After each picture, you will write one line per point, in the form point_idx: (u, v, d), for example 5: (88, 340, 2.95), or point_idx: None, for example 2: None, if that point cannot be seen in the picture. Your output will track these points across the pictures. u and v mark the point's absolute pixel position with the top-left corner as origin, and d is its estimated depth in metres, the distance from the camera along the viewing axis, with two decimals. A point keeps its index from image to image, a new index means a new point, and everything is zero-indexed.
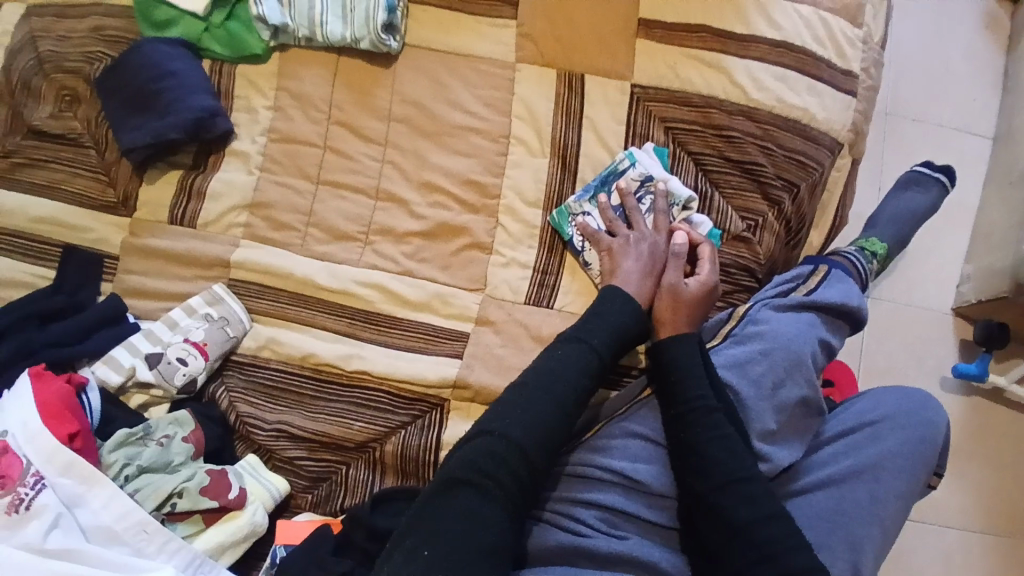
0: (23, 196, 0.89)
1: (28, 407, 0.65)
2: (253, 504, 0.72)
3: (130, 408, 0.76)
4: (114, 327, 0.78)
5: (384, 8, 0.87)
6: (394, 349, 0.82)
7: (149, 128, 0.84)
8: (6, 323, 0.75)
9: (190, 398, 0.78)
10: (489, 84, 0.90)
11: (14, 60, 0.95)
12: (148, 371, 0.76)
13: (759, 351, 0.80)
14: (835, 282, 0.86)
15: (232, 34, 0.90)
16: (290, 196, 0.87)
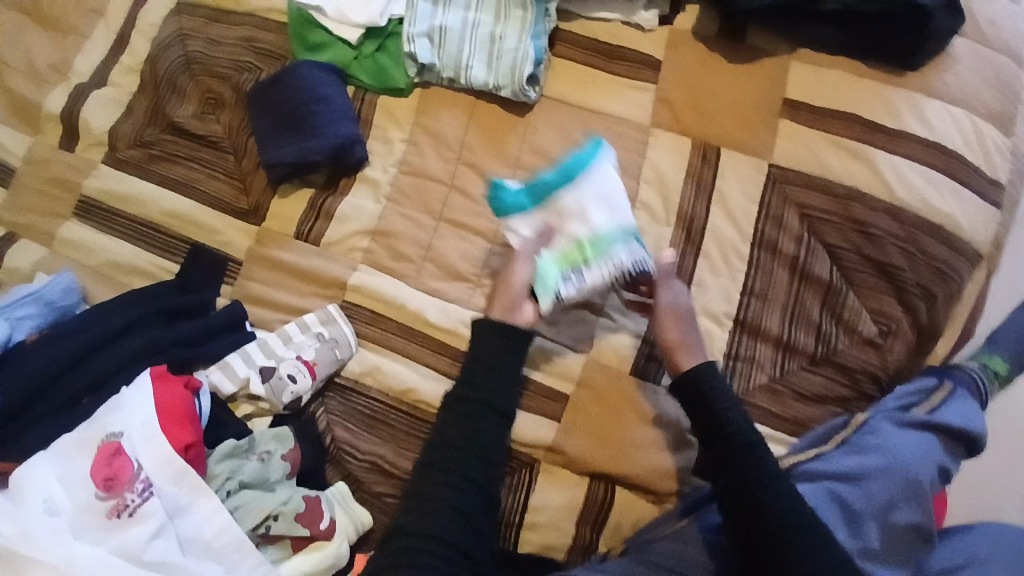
0: (159, 188, 0.93)
1: (149, 410, 0.67)
2: (339, 537, 0.72)
3: (237, 416, 0.78)
4: (235, 333, 0.81)
5: (533, 61, 0.88)
6: None
7: (295, 147, 0.87)
8: (143, 315, 0.79)
9: (293, 415, 0.79)
10: (622, 144, 0.90)
11: (162, 54, 1.00)
12: (261, 384, 0.77)
13: (877, 465, 0.77)
14: (958, 407, 0.83)
15: (380, 67, 0.92)
16: (412, 229, 0.88)
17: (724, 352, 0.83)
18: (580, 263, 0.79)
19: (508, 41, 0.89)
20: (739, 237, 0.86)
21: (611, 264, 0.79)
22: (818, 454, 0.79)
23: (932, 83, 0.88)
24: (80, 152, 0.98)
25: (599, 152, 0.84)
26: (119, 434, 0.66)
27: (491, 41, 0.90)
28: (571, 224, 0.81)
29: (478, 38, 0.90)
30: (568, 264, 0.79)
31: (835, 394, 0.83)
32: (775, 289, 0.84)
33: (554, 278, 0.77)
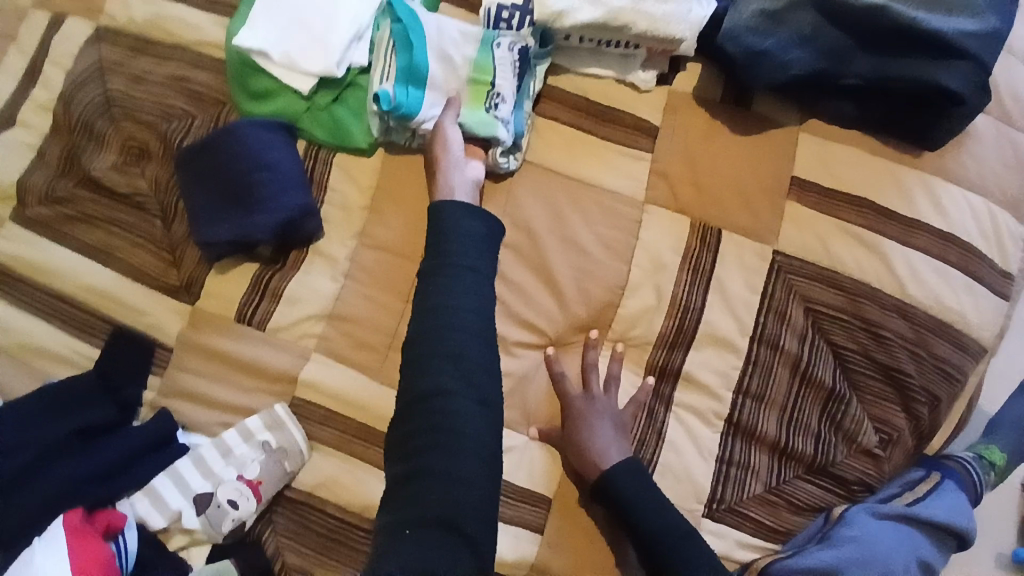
0: (76, 256, 0.80)
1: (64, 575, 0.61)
2: None
3: (169, 551, 0.69)
4: (164, 450, 0.72)
5: (511, 131, 0.79)
6: None
7: (234, 222, 0.77)
8: (44, 437, 0.69)
9: (236, 541, 0.70)
10: (613, 221, 0.81)
11: (78, 91, 0.86)
12: (195, 517, 0.69)
13: (852, 557, 0.71)
14: (945, 498, 0.79)
15: (403, 107, 0.77)
16: (376, 313, 0.78)
17: (716, 455, 0.76)
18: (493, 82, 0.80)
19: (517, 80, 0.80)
20: (738, 332, 0.78)
21: (510, 58, 0.80)
22: (795, 552, 0.73)
23: (948, 166, 0.82)
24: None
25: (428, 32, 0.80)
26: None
27: (498, 78, 0.80)
28: (449, 54, 0.80)
29: (487, 74, 0.80)
30: (483, 99, 0.80)
31: (829, 504, 0.77)
32: (773, 391, 0.77)
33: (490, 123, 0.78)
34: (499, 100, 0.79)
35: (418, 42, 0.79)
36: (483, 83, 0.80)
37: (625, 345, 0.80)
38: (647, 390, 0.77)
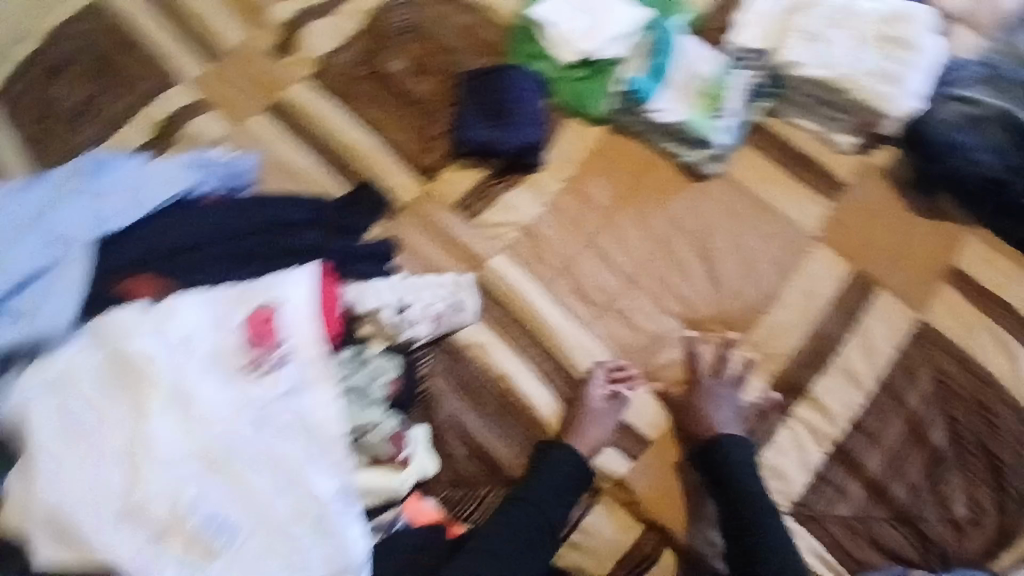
0: (353, 121, 1.01)
1: (307, 294, 0.73)
2: (407, 475, 0.79)
3: (354, 333, 0.84)
4: (364, 273, 0.87)
5: (725, 139, 0.91)
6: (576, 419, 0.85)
7: (489, 133, 0.95)
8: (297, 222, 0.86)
9: (401, 351, 0.86)
10: (785, 245, 0.90)
11: (390, 13, 1.08)
12: (391, 314, 0.85)
13: None
14: None
15: (640, 92, 0.93)
16: (561, 241, 0.93)
17: (813, 471, 0.81)
18: (722, 99, 0.93)
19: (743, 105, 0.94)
20: (869, 373, 0.85)
21: (741, 89, 0.94)
22: None
23: None
24: (296, 62, 1.07)
25: (687, 45, 0.96)
26: (274, 300, 0.72)
27: (730, 97, 0.93)
28: (695, 66, 0.94)
29: (721, 90, 0.93)
30: (709, 110, 0.92)
31: (906, 555, 0.79)
32: (884, 433, 0.82)
33: (709, 128, 0.91)
34: (723, 113, 0.92)
35: (669, 52, 0.95)
36: (716, 96, 0.93)
37: (761, 350, 0.86)
38: (769, 393, 0.84)
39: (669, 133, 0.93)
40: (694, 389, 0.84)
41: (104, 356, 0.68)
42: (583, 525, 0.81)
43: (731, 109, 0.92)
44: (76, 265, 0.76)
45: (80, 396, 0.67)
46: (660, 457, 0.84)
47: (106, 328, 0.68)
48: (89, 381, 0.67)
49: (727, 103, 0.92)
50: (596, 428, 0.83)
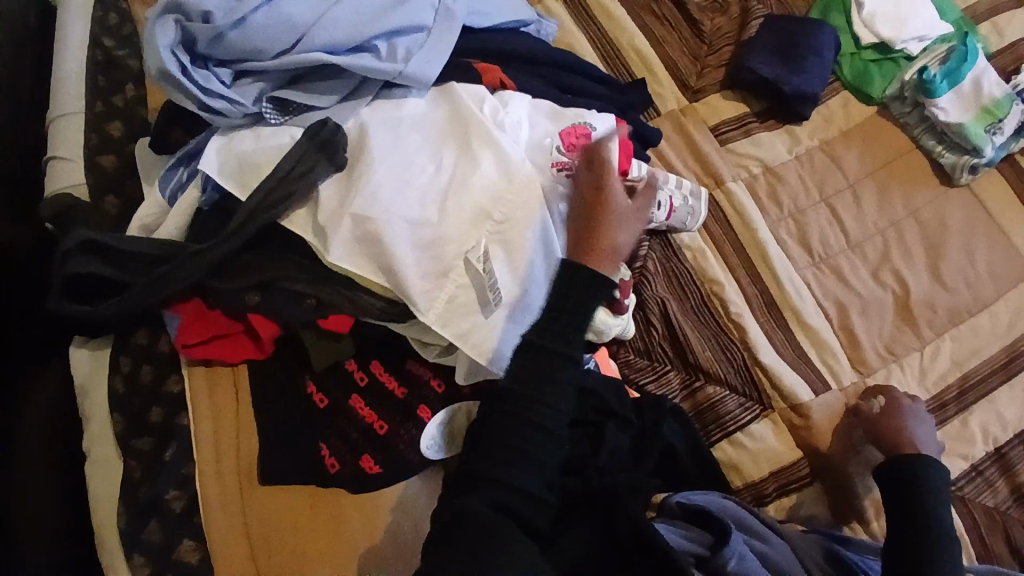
0: (639, 30, 1.09)
1: (612, 134, 0.85)
2: (620, 322, 0.87)
3: None
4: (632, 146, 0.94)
5: (989, 154, 0.98)
6: (768, 339, 0.92)
7: (776, 69, 1.01)
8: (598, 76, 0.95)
9: None
10: (1005, 265, 0.96)
11: None
12: None
13: None
14: None
15: (933, 85, 0.99)
16: (799, 188, 1.00)
17: (972, 460, 0.87)
18: (1001, 118, 0.99)
19: (1014, 131, 1.00)
20: None
21: (1019, 116, 1.00)
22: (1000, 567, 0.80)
23: None
24: None
25: (984, 62, 1.01)
26: (586, 125, 0.85)
27: (1007, 119, 0.99)
28: (986, 82, 1.00)
29: (1000, 110, 0.99)
30: (986, 123, 0.99)
31: None
32: None
33: (984, 137, 0.97)
34: (997, 131, 0.98)
35: (972, 61, 1.01)
36: (994, 113, 0.99)
37: (956, 344, 0.93)
38: (952, 384, 0.90)
39: (932, 131, 1.01)
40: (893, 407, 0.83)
41: (448, 116, 0.80)
42: (746, 428, 0.88)
43: (1005, 129, 0.99)
44: (448, 41, 0.81)
45: (419, 135, 0.78)
46: (830, 404, 0.89)
47: (457, 94, 0.81)
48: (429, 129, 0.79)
49: (1004, 122, 0.99)
50: (619, 239, 0.79)
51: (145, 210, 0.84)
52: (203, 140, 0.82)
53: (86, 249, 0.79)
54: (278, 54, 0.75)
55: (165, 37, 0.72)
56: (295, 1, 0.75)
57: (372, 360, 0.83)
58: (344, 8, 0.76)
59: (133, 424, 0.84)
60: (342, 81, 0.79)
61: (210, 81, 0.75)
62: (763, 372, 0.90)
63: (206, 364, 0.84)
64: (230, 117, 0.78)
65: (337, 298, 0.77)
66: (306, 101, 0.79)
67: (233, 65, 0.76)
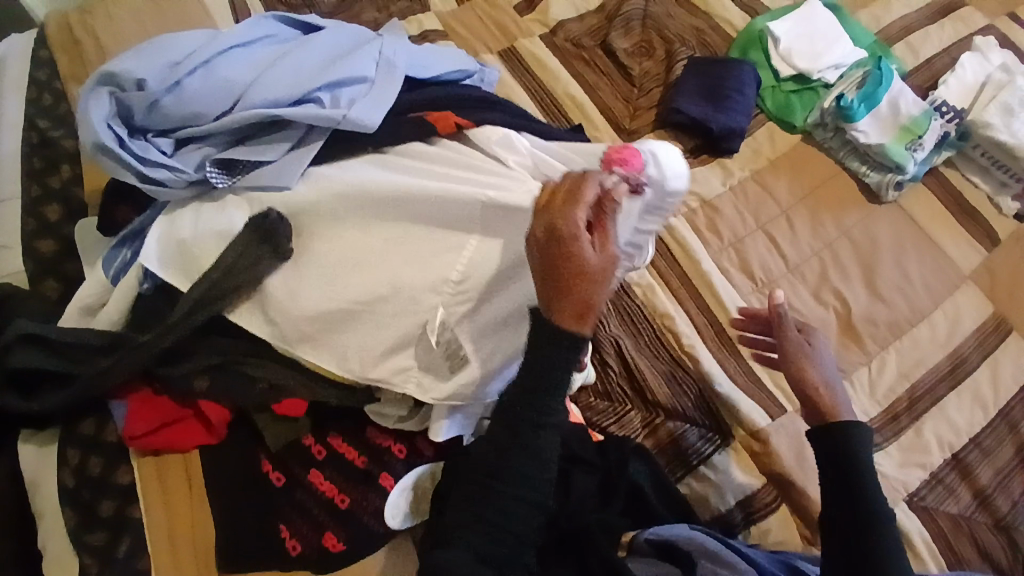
0: (571, 78, 1.13)
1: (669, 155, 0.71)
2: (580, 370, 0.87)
3: None
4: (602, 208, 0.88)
5: (911, 171, 1.03)
6: (724, 370, 0.94)
7: (703, 109, 1.06)
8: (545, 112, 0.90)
9: None
10: (937, 275, 1.00)
11: None
12: None
13: None
14: None
15: (851, 111, 1.04)
16: (736, 218, 1.03)
17: (930, 470, 0.89)
18: (920, 136, 1.04)
19: (933, 147, 1.05)
20: (993, 400, 0.94)
21: (936, 132, 1.05)
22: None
23: None
24: (529, 19, 1.20)
25: (899, 84, 1.07)
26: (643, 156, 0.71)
27: (926, 136, 1.04)
28: (901, 102, 1.06)
29: (918, 128, 1.05)
30: (907, 141, 1.04)
31: (1007, 562, 0.84)
32: (997, 452, 0.91)
33: (905, 155, 1.03)
34: (918, 147, 1.03)
35: (887, 84, 1.06)
36: (912, 132, 1.05)
37: (901, 356, 0.95)
38: (902, 396, 0.92)
39: (855, 153, 1.06)
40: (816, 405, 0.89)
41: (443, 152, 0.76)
42: (709, 461, 0.89)
43: (924, 145, 1.04)
44: (390, 91, 0.79)
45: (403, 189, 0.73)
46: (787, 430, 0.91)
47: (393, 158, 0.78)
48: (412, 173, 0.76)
49: (924, 139, 1.04)
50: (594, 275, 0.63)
51: (84, 291, 0.82)
52: (146, 220, 0.82)
53: (25, 345, 0.78)
54: (217, 117, 0.76)
55: (99, 109, 0.74)
56: (232, 65, 0.77)
57: (330, 433, 0.83)
58: (281, 66, 0.77)
59: (81, 518, 0.80)
60: (283, 134, 0.77)
61: (148, 151, 0.75)
62: (718, 401, 0.92)
63: (156, 454, 0.82)
64: (171, 187, 0.78)
65: (291, 381, 0.78)
66: (250, 157, 0.77)
67: (173, 134, 0.77)
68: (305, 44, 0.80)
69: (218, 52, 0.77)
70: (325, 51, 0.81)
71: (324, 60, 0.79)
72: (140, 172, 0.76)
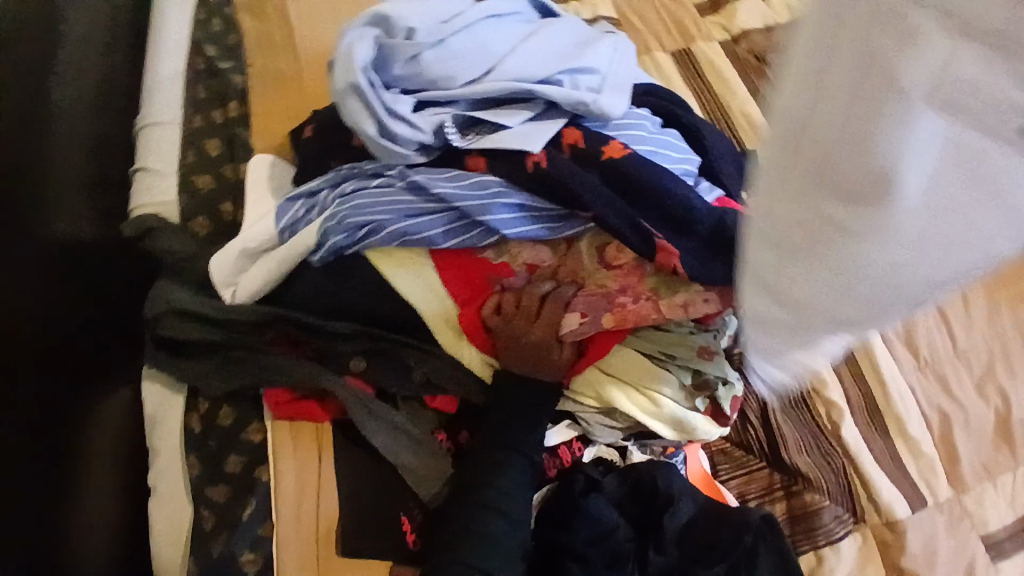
0: (752, 93, 1.09)
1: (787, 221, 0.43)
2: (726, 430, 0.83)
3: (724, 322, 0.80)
4: None
5: None
6: (879, 463, 0.87)
7: None
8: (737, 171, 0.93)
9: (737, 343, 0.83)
10: None
11: None
12: None
13: None
14: None
15: None
16: None
17: None
18: None
19: None
20: None
21: None
22: None
23: None
24: (705, 22, 1.17)
25: None
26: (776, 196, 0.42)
27: None
28: None
29: None
30: None
31: None
32: None
33: None
34: None
35: None
36: None
37: None
38: None
39: None
40: (936, 519, 0.86)
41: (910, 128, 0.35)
42: (836, 544, 0.83)
43: None
44: (624, 82, 0.78)
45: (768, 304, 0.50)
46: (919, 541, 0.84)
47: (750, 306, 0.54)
48: (790, 158, 0.40)
49: None
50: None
51: (251, 234, 0.79)
52: (331, 181, 0.79)
53: (174, 317, 0.80)
54: (468, 80, 0.74)
55: (363, 52, 0.72)
56: (492, 33, 0.77)
57: (462, 432, 0.81)
58: (535, 46, 0.77)
59: (207, 469, 0.80)
60: (518, 109, 0.75)
61: (397, 103, 0.73)
62: (860, 483, 0.86)
63: (291, 421, 0.80)
64: (403, 147, 0.74)
65: (448, 380, 0.79)
66: (493, 119, 0.75)
67: (420, 94, 0.75)
68: (550, 26, 0.79)
69: (482, 17, 0.77)
70: (571, 38, 0.80)
71: (566, 47, 0.79)
72: (380, 122, 0.73)
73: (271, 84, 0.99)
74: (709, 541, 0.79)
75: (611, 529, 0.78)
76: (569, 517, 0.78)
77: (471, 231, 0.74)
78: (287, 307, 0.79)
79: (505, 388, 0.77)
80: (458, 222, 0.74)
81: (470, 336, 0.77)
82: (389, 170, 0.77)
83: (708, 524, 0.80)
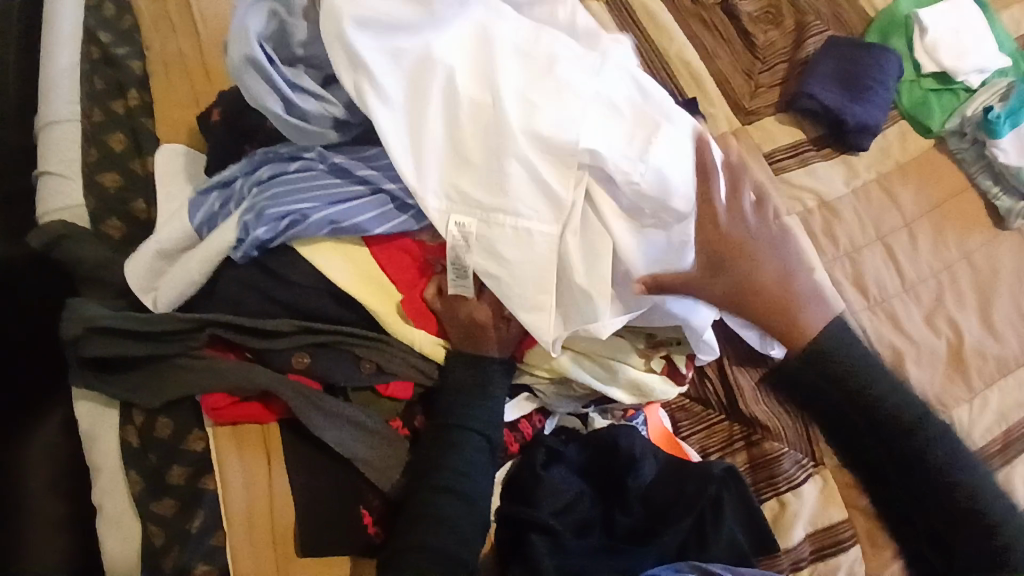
0: (688, 38, 1.05)
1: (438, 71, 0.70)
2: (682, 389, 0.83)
3: None
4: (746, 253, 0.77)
5: None
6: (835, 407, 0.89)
7: (841, 97, 0.99)
8: None
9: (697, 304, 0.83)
10: None
11: None
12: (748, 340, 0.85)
13: None
14: None
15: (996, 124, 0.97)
16: (856, 223, 0.96)
17: None
18: None
19: None
20: None
21: None
22: None
23: None
24: None
25: None
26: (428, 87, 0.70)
27: None
28: None
29: None
30: None
31: None
32: None
33: None
34: None
35: None
36: None
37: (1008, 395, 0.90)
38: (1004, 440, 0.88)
39: (988, 171, 0.99)
40: None
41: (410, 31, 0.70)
42: (798, 490, 0.84)
43: None
44: None
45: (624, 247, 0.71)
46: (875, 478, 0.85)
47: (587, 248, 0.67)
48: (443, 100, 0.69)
49: None
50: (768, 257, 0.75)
51: (166, 233, 0.74)
52: (246, 167, 0.74)
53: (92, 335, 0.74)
54: None
55: (256, 25, 0.70)
56: None
57: (418, 417, 0.78)
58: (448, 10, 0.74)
59: (150, 484, 0.76)
60: (431, 84, 0.70)
61: (299, 78, 0.71)
62: (815, 426, 0.88)
63: (234, 426, 0.76)
64: (316, 125, 0.72)
65: (399, 365, 0.75)
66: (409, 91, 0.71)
67: (325, 68, 0.73)
68: None
69: None
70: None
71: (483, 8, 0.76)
72: (286, 100, 0.70)
73: (176, 68, 0.92)
74: (674, 498, 0.78)
75: (571, 500, 0.76)
76: (530, 494, 0.76)
77: (403, 213, 0.72)
78: (217, 311, 0.74)
79: (457, 371, 0.74)
80: (390, 206, 0.71)
81: (414, 321, 0.74)
82: (307, 152, 0.72)
83: (673, 487, 0.78)
